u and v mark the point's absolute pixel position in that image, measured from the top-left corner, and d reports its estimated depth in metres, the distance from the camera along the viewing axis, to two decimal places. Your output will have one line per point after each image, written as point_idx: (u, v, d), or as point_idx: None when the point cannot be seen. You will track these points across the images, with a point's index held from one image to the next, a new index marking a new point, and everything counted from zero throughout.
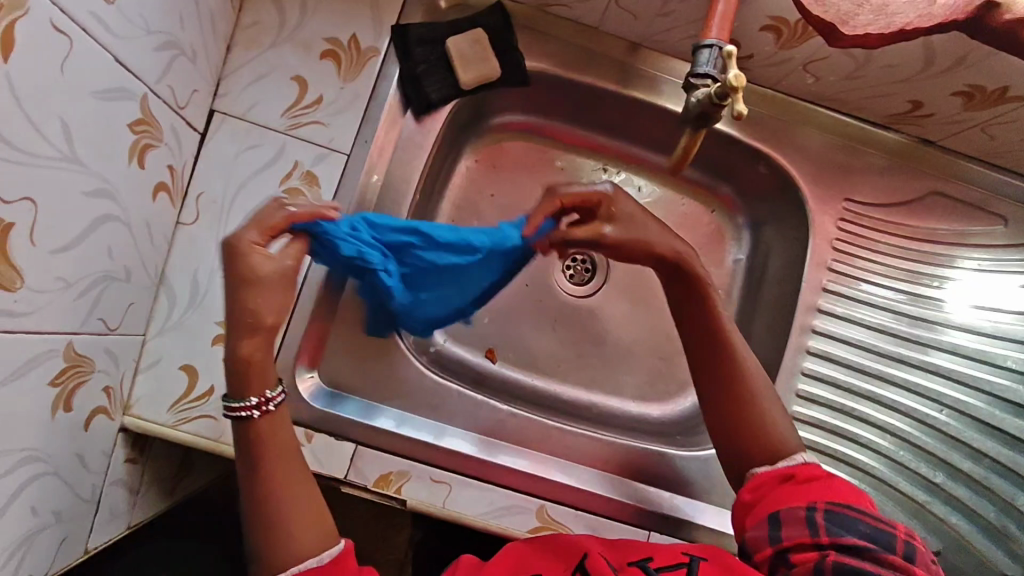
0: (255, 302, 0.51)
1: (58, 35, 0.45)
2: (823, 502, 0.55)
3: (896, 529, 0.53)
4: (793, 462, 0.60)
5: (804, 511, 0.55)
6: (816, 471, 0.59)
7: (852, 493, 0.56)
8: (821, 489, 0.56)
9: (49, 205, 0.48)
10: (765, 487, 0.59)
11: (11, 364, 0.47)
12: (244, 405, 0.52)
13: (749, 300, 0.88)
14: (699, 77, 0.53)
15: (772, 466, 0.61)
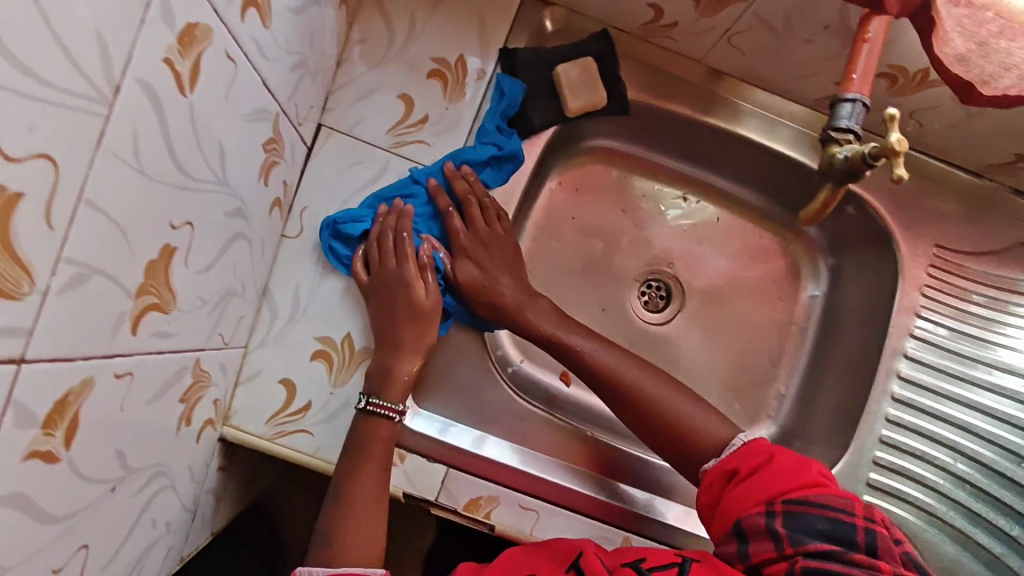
0: (398, 330, 0.67)
1: (229, 63, 0.44)
2: (779, 502, 0.55)
3: (855, 516, 0.53)
4: (732, 448, 0.64)
5: (763, 518, 0.55)
6: (755, 458, 0.61)
7: (796, 471, 0.58)
8: (765, 479, 0.58)
9: (201, 228, 0.48)
10: (716, 484, 0.62)
11: (157, 385, 0.48)
12: (393, 406, 0.65)
13: (826, 337, 0.90)
14: (840, 132, 0.53)
15: (719, 459, 0.64)
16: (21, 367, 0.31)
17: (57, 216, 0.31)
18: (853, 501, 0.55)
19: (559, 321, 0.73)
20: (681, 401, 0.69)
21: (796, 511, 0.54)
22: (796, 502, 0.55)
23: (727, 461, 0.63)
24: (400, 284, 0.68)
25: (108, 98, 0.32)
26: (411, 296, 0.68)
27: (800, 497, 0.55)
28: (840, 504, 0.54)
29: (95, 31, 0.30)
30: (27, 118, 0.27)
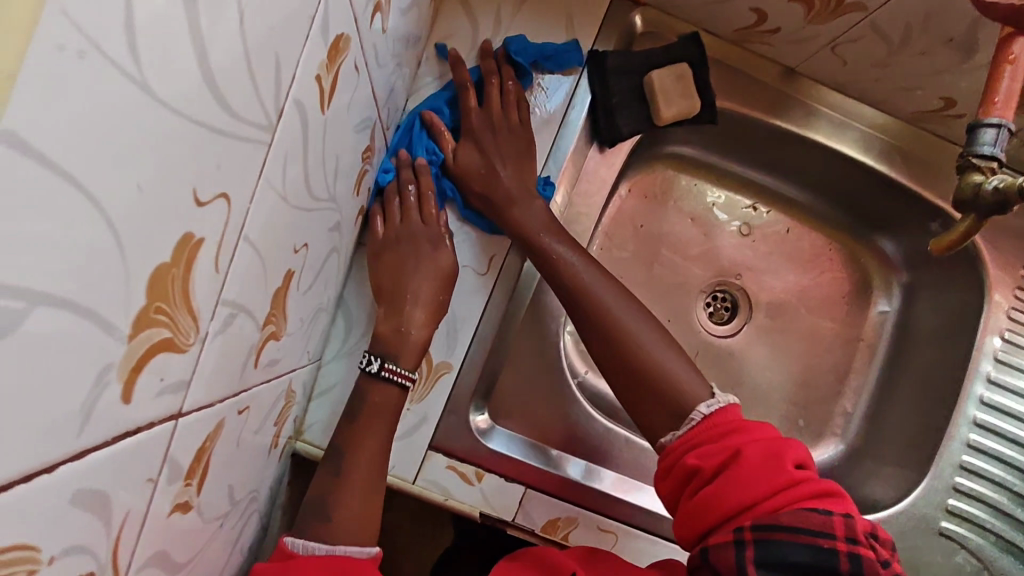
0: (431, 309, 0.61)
1: (354, 74, 0.40)
2: (750, 530, 0.46)
3: (837, 544, 0.44)
4: (691, 426, 0.55)
5: (732, 551, 0.46)
6: (719, 456, 0.51)
7: (766, 478, 0.49)
8: (730, 490, 0.49)
9: (312, 248, 0.45)
10: (676, 477, 0.54)
11: (263, 412, 0.45)
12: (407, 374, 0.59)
13: (897, 355, 0.87)
14: (983, 159, 0.50)
15: (681, 436, 0.55)
16: (178, 421, 0.28)
17: (222, 258, 0.27)
18: (832, 517, 0.45)
19: (550, 223, 0.65)
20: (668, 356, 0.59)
21: (767, 539, 0.45)
22: (767, 529, 0.45)
23: (688, 451, 0.54)
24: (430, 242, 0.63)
25: (272, 122, 0.28)
26: (438, 263, 0.62)
27: (772, 519, 0.46)
28: (817, 524, 0.45)
29: (275, 51, 0.26)
30: (217, 155, 0.23)
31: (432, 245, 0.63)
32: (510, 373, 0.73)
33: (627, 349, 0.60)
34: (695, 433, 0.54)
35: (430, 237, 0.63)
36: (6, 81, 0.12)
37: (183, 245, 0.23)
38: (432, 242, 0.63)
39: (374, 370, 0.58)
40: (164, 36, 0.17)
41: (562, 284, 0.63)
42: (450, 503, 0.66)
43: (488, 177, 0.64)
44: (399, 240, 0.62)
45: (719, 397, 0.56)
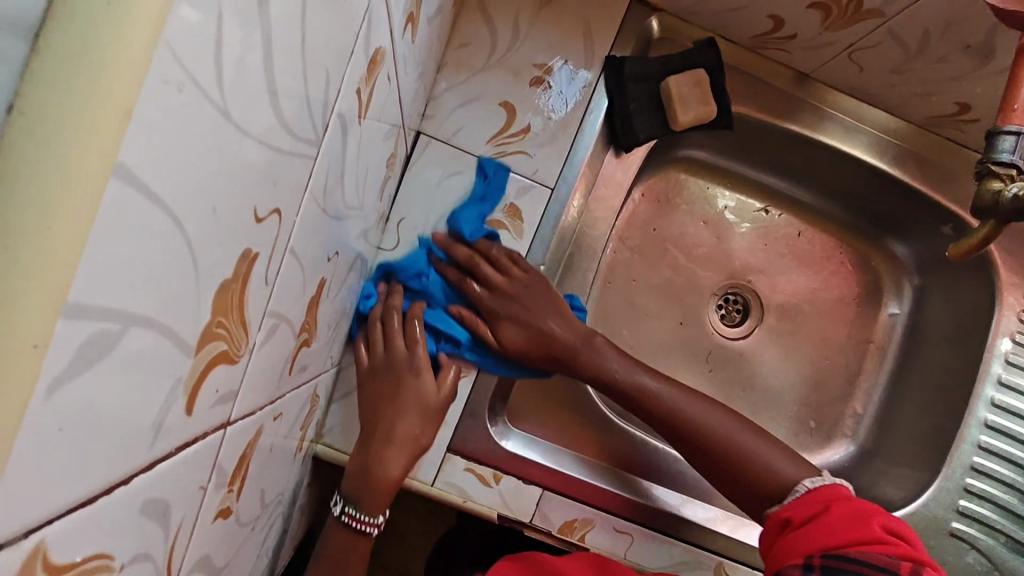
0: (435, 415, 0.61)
1: (386, 86, 0.41)
2: (819, 558, 0.51)
3: None
4: (794, 495, 0.59)
5: (798, 572, 0.51)
6: (811, 510, 0.56)
7: (849, 527, 0.52)
8: (813, 534, 0.53)
9: (342, 256, 0.45)
10: (771, 531, 0.59)
11: (292, 416, 0.46)
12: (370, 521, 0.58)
13: (907, 357, 0.88)
14: (1002, 166, 0.50)
15: (780, 505, 0.60)
16: (226, 430, 0.29)
17: (271, 270, 0.28)
18: (903, 564, 0.48)
19: (625, 362, 0.68)
20: (767, 452, 0.63)
21: (834, 567, 0.49)
22: (837, 559, 0.50)
23: (785, 510, 0.59)
24: (411, 373, 0.61)
25: (319, 138, 0.29)
26: (420, 391, 0.61)
27: (844, 554, 0.50)
28: (885, 564, 0.48)
29: (326, 70, 0.27)
30: (275, 173, 0.24)
31: (411, 374, 0.61)
32: (527, 376, 0.74)
33: (728, 453, 0.63)
34: (799, 500, 0.59)
35: (408, 366, 0.61)
36: (124, 115, 0.13)
37: (243, 261, 0.24)
38: (413, 373, 0.61)
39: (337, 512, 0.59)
40: (242, 66, 0.18)
41: (648, 411, 0.67)
42: (468, 505, 0.67)
43: (536, 334, 0.67)
44: (382, 370, 0.62)
45: (827, 477, 0.60)
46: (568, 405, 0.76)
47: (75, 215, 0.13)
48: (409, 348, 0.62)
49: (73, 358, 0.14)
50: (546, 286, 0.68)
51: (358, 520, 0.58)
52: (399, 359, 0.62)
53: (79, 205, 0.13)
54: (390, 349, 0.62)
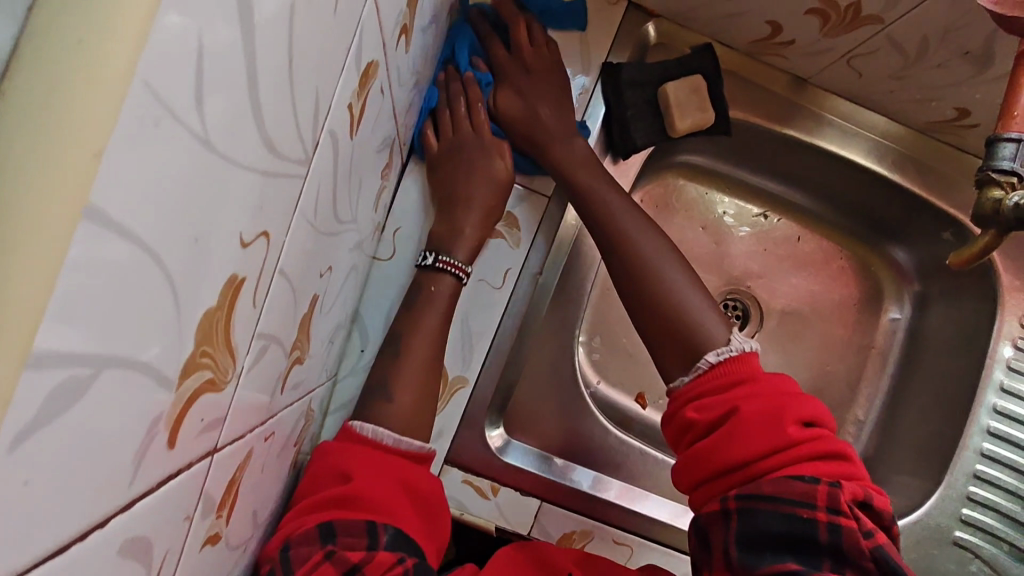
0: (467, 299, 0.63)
1: (380, 97, 0.40)
2: (734, 501, 0.50)
3: (815, 511, 0.47)
4: (697, 373, 0.56)
5: (720, 521, 0.50)
6: (717, 412, 0.53)
7: (757, 442, 0.51)
8: (724, 451, 0.52)
9: (335, 271, 0.44)
10: (679, 428, 0.56)
11: (285, 433, 0.45)
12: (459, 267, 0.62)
13: (910, 362, 0.87)
14: (1003, 174, 0.49)
15: (692, 380, 0.56)
16: (214, 456, 0.28)
17: (259, 293, 0.27)
18: (816, 487, 0.48)
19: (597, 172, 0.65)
20: (702, 305, 0.59)
21: (748, 509, 0.48)
22: (749, 499, 0.49)
23: (692, 407, 0.55)
24: (481, 154, 0.64)
25: (309, 154, 0.28)
26: (492, 172, 0.64)
27: (756, 489, 0.49)
28: (798, 493, 0.48)
29: (315, 89, 0.26)
30: (262, 197, 0.23)
31: (481, 155, 0.64)
32: (528, 383, 0.72)
33: (661, 301, 0.60)
34: (703, 379, 0.55)
35: (479, 149, 0.64)
36: (94, 157, 0.13)
37: (228, 287, 0.23)
38: (484, 152, 0.65)
39: (430, 262, 0.62)
40: (224, 93, 0.17)
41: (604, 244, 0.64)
42: (466, 517, 0.66)
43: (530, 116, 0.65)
44: (451, 155, 0.64)
45: (733, 345, 0.56)
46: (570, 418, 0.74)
47: (39, 264, 0.12)
48: (477, 131, 0.65)
49: (39, 410, 0.13)
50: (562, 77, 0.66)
51: (454, 266, 0.62)
52: (471, 141, 0.64)
53: (44, 255, 0.12)
54: (455, 157, 0.64)
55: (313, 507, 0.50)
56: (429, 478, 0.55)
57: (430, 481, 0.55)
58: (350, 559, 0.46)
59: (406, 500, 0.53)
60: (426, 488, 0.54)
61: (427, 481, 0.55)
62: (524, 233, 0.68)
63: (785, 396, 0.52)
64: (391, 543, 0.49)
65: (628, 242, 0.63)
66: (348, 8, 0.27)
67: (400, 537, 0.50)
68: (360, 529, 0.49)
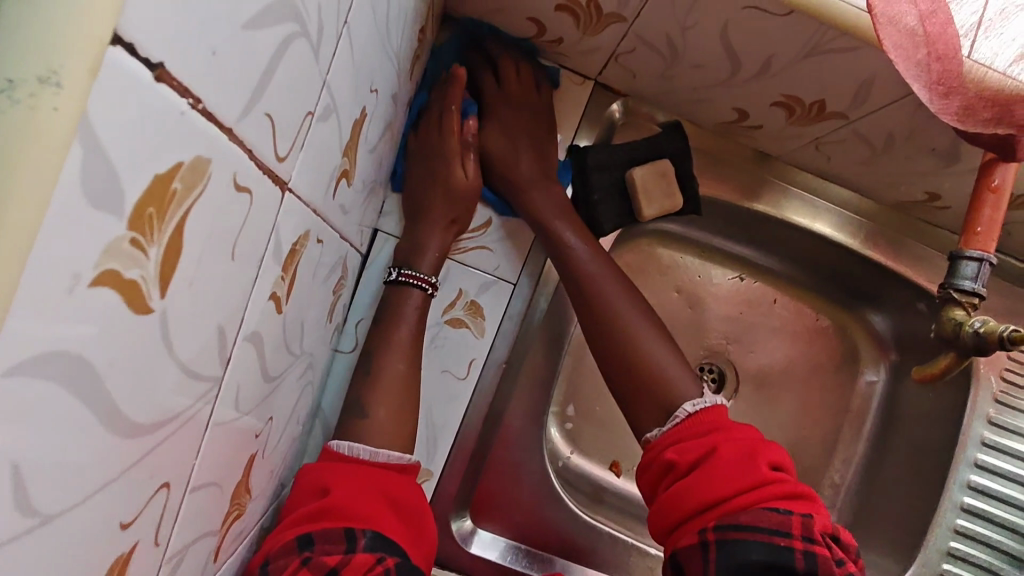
0: None
1: (317, 246, 0.39)
2: (712, 531, 0.47)
3: (792, 537, 0.45)
4: (674, 422, 0.55)
5: (697, 553, 0.48)
6: (696, 451, 0.52)
7: (733, 474, 0.49)
8: (699, 483, 0.50)
9: (279, 413, 0.43)
10: (655, 472, 0.54)
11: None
12: (421, 276, 0.60)
13: (886, 427, 0.86)
14: (964, 294, 0.49)
15: (662, 432, 0.56)
16: None
17: (164, 530, 0.26)
18: (792, 516, 0.46)
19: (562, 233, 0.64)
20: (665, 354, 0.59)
21: (729, 540, 0.46)
22: (729, 529, 0.46)
23: (669, 447, 0.54)
24: (444, 164, 0.61)
25: (218, 376, 0.27)
26: (453, 192, 0.61)
27: (733, 518, 0.47)
28: (776, 523, 0.46)
29: (217, 327, 0.25)
30: (150, 468, 0.22)
31: (445, 167, 0.61)
32: (495, 472, 0.70)
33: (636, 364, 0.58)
34: (680, 427, 0.54)
35: (445, 155, 0.61)
36: None
37: (113, 570, 0.22)
38: (444, 160, 0.61)
39: (393, 277, 0.61)
40: (66, 460, 0.16)
41: None
42: None
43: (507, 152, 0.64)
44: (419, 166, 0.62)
45: (707, 396, 0.56)
46: (537, 505, 0.71)
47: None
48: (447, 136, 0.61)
49: None
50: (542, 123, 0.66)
51: (418, 278, 0.60)
52: (437, 144, 0.62)
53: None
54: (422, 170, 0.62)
55: (294, 520, 0.49)
56: (409, 485, 0.54)
57: (414, 492, 0.54)
58: (326, 564, 0.44)
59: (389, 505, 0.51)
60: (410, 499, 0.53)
61: (408, 490, 0.53)
62: (489, 321, 0.67)
63: (757, 439, 0.52)
64: (371, 545, 0.47)
65: (592, 337, 0.62)
66: (255, 229, 0.26)
67: (380, 538, 0.48)
68: (338, 535, 0.47)
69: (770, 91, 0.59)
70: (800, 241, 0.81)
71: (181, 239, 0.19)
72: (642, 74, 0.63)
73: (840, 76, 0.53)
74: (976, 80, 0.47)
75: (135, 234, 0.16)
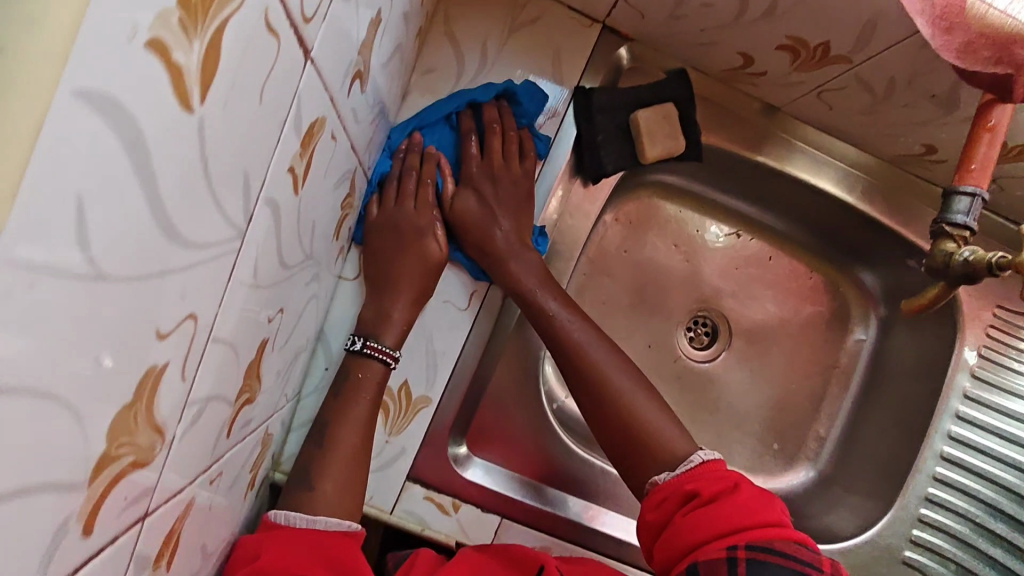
0: None
1: (330, 142, 0.40)
2: (743, 549, 0.50)
3: (819, 570, 0.49)
4: (689, 464, 0.58)
5: (725, 568, 0.49)
6: (719, 487, 0.55)
7: (757, 509, 0.53)
8: (726, 513, 0.52)
9: (287, 310, 0.45)
10: (671, 503, 0.56)
11: (238, 466, 0.46)
12: (386, 350, 0.61)
13: (872, 385, 0.88)
14: (955, 228, 0.51)
15: (672, 474, 0.58)
16: (144, 521, 0.28)
17: (189, 367, 0.28)
18: (816, 555, 0.50)
19: None
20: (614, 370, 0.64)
21: (761, 562, 0.49)
22: (760, 551, 0.49)
23: (688, 480, 0.57)
24: (415, 232, 0.63)
25: (241, 229, 0.28)
26: (425, 251, 0.63)
27: (765, 543, 0.50)
28: (803, 557, 0.50)
29: (243, 171, 0.26)
30: (183, 288, 0.24)
31: (417, 233, 0.63)
32: (492, 401, 0.73)
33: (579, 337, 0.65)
34: (697, 468, 0.57)
35: (418, 226, 0.63)
36: None
37: (146, 379, 0.23)
38: (417, 230, 0.63)
39: (357, 347, 0.61)
40: (120, 222, 0.18)
41: None
42: (427, 533, 0.68)
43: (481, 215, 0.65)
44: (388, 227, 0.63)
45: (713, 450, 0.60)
46: (531, 433, 0.74)
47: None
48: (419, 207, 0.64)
49: None
50: (517, 185, 0.67)
51: (380, 351, 0.61)
52: (408, 213, 0.63)
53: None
54: (391, 232, 0.63)
55: None
56: (351, 545, 0.55)
57: (354, 552, 0.54)
58: None
59: (326, 567, 0.52)
60: (349, 558, 0.53)
61: (347, 551, 0.54)
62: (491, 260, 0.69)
63: (765, 489, 0.57)
64: None
65: None
66: (281, 82, 0.27)
67: None
68: None
69: (777, 34, 0.60)
70: (797, 197, 0.83)
71: (219, 50, 0.20)
72: (650, 15, 0.64)
73: (845, 11, 0.54)
74: (977, 16, 0.47)
75: (182, 15, 0.17)
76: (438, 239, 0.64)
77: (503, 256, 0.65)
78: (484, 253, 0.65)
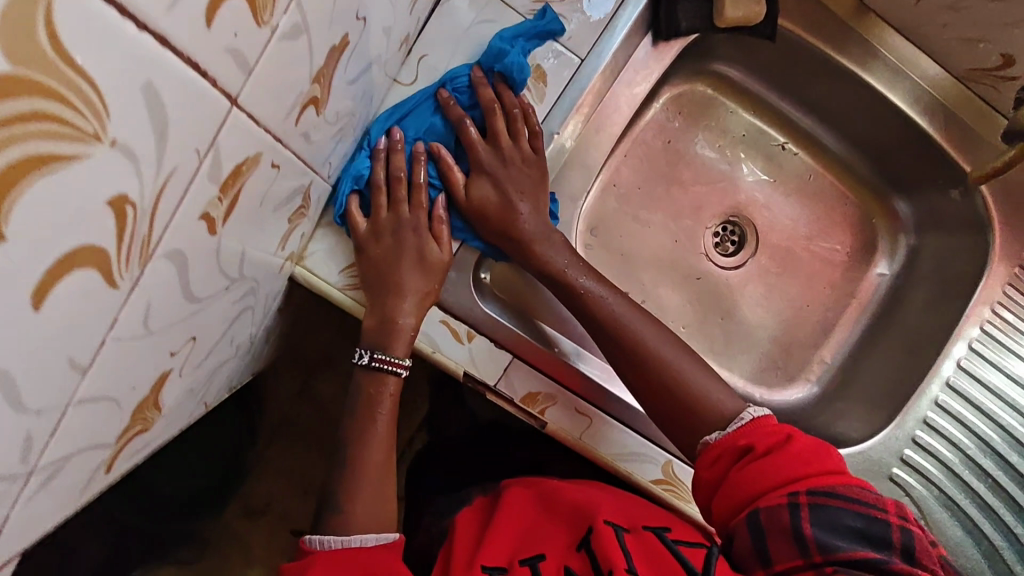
0: None
1: None
2: (805, 494, 0.50)
3: (889, 513, 0.49)
4: (740, 422, 0.58)
5: (787, 513, 0.50)
6: (775, 439, 0.55)
7: (817, 457, 0.53)
8: (785, 465, 0.52)
9: (366, 32, 0.44)
10: (727, 462, 0.56)
11: (286, 188, 0.45)
12: (396, 363, 0.61)
13: (884, 317, 0.89)
14: None
15: (723, 433, 0.58)
16: (231, 109, 0.28)
17: None
18: (884, 497, 0.50)
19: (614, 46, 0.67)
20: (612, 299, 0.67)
21: (822, 505, 0.49)
22: (823, 496, 0.50)
23: (742, 436, 0.57)
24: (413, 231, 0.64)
25: None
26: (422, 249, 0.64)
27: (826, 488, 0.50)
28: (869, 500, 0.50)
29: None
30: None
31: (415, 234, 0.64)
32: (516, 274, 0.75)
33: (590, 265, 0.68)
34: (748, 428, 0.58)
35: (416, 228, 0.64)
36: None
37: None
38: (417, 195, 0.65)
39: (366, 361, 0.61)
40: None
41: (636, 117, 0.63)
42: (437, 357, 0.66)
43: (500, 207, 0.66)
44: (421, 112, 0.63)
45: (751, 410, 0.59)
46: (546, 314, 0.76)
47: None
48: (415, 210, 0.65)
49: None
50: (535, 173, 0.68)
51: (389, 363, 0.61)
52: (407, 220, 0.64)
53: None
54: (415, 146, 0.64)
55: None
56: (386, 555, 0.56)
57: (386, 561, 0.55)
58: None
59: None
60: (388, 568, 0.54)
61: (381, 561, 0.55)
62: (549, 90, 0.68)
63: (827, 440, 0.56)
64: None
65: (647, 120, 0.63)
66: None
67: None
68: None
69: None
70: (851, 108, 0.82)
71: None
72: None
73: None
74: None
75: None
76: (441, 247, 0.65)
77: (526, 239, 0.66)
78: (504, 236, 0.66)
